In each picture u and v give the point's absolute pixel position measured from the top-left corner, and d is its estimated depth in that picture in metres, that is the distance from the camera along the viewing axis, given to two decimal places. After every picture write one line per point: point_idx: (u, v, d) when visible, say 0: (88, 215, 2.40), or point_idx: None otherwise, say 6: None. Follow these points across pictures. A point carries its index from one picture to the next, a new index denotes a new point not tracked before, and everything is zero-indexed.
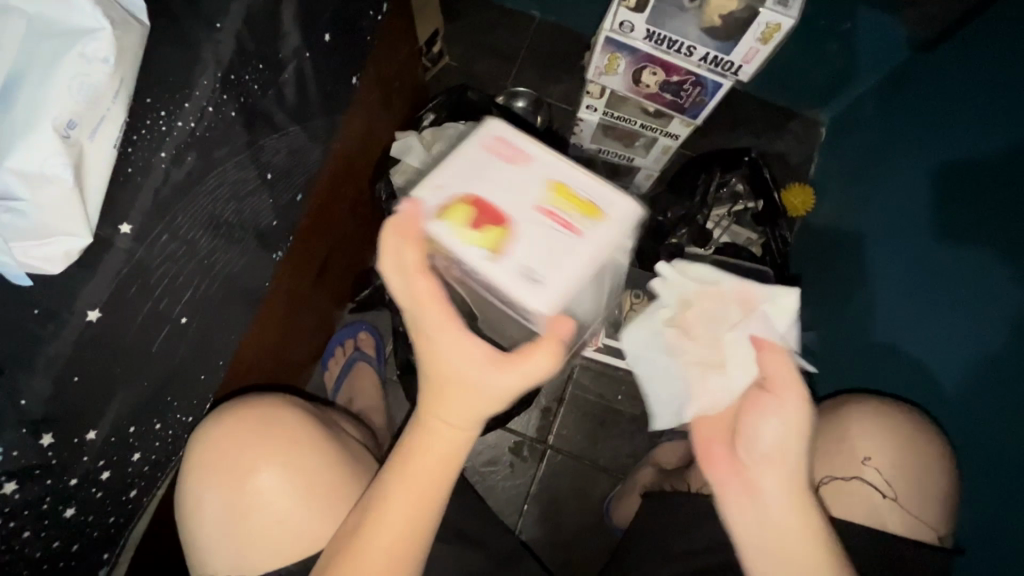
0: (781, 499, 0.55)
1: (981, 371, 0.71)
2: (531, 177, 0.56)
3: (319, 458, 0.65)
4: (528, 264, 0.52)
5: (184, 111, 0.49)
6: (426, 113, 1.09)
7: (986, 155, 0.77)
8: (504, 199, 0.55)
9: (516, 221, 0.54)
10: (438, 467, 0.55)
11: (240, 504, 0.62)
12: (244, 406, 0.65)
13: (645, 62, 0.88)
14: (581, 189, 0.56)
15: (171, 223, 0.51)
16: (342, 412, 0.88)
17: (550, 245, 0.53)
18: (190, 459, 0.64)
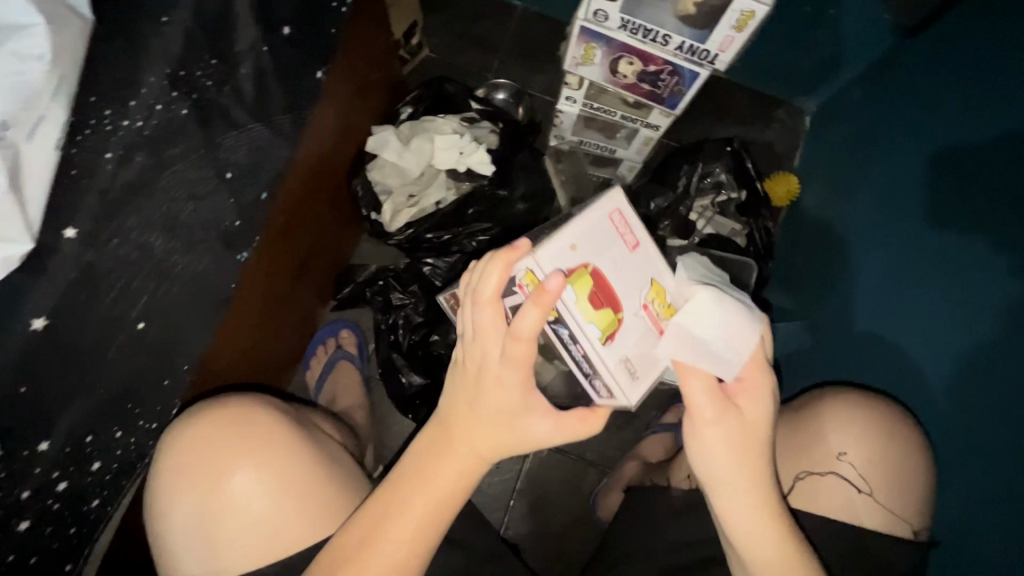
0: (732, 510, 0.57)
1: (965, 362, 0.70)
2: (650, 265, 0.59)
3: (294, 461, 0.62)
4: (627, 356, 0.56)
5: (129, 110, 0.50)
6: (403, 106, 1.07)
7: (971, 144, 0.76)
8: (623, 284, 0.56)
9: (625, 311, 0.56)
10: (450, 490, 0.57)
11: (213, 507, 0.59)
12: (217, 406, 0.62)
13: (621, 53, 0.87)
14: (681, 292, 0.59)
15: (122, 226, 0.50)
16: (318, 410, 0.85)
17: (643, 337, 0.57)
18: (158, 461, 0.60)
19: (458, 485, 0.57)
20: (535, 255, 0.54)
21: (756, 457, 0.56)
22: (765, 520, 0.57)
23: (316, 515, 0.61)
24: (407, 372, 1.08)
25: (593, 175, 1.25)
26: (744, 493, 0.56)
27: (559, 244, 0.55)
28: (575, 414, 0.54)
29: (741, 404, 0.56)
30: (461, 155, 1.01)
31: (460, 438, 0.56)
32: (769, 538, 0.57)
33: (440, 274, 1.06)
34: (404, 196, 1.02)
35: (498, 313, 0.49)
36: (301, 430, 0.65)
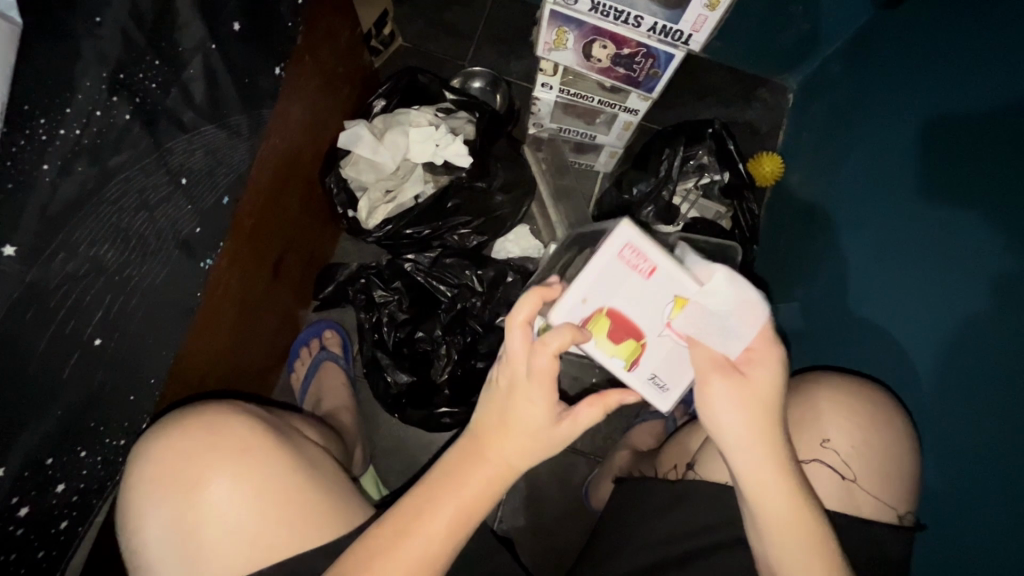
0: (746, 468, 0.56)
1: (956, 341, 0.68)
2: (670, 283, 0.61)
3: (279, 466, 0.61)
4: (656, 371, 0.64)
5: (66, 117, 0.47)
6: (377, 99, 1.03)
7: (961, 114, 0.74)
8: (642, 313, 0.62)
9: (648, 336, 0.62)
10: (478, 493, 0.55)
11: (194, 515, 0.58)
12: (196, 415, 0.61)
13: (594, 36, 0.84)
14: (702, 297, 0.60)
15: (68, 238, 0.48)
16: (300, 415, 0.83)
17: (669, 351, 0.63)
18: (140, 472, 0.59)
19: (486, 488, 0.55)
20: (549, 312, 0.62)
21: (770, 421, 0.56)
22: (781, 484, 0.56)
23: (305, 523, 0.60)
24: (393, 371, 1.05)
25: (574, 161, 1.23)
26: (757, 452, 0.56)
27: (571, 299, 0.62)
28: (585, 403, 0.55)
29: (748, 371, 0.57)
30: (437, 147, 0.97)
31: (488, 444, 0.54)
32: (785, 503, 0.56)
33: (422, 269, 1.05)
34: (380, 191, 1.00)
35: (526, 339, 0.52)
36: (284, 436, 0.64)
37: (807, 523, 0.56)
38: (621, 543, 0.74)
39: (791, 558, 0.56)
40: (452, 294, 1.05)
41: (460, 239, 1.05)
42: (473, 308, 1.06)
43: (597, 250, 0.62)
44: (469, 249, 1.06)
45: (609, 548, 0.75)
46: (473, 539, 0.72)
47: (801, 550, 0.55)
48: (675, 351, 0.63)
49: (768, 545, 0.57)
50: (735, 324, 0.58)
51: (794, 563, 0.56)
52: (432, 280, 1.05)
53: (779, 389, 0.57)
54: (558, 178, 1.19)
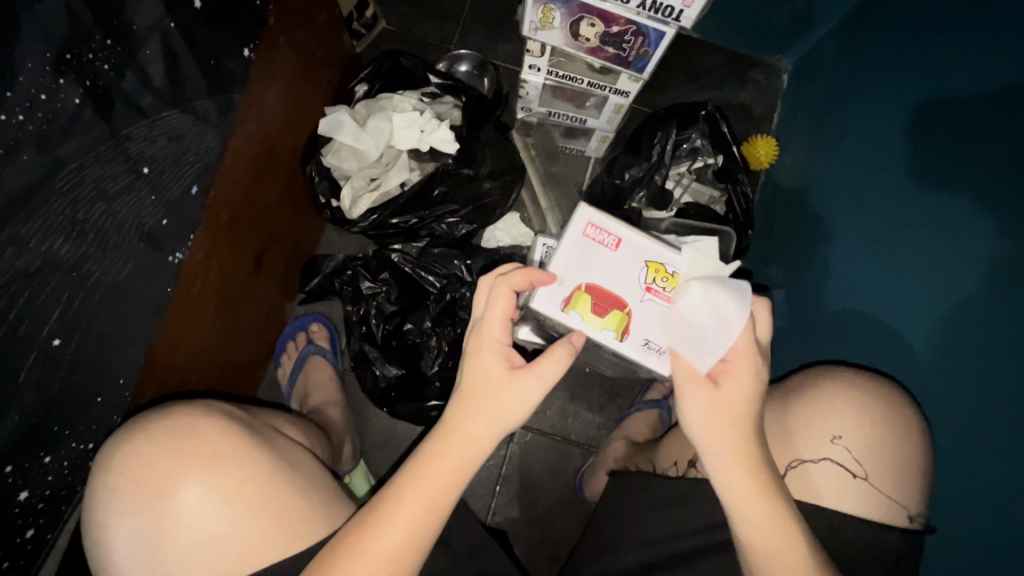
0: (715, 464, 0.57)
1: (947, 328, 0.67)
2: (639, 250, 0.64)
3: (251, 469, 0.58)
4: (649, 337, 0.62)
5: (9, 103, 0.43)
6: (359, 83, 1.00)
7: (956, 97, 0.72)
8: (620, 284, 0.63)
9: (631, 303, 0.62)
10: (450, 476, 0.55)
11: (161, 522, 0.55)
12: (166, 414, 0.59)
13: (582, 13, 0.81)
14: (673, 258, 0.63)
15: (19, 232, 0.45)
16: (281, 413, 0.81)
17: (656, 316, 0.62)
18: (104, 481, 0.56)
19: (458, 470, 0.55)
20: (534, 300, 0.62)
21: (737, 425, 0.57)
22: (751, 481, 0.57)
23: (277, 526, 0.57)
24: (382, 364, 1.02)
25: (564, 147, 1.19)
26: (727, 452, 0.57)
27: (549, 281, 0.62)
28: (547, 357, 0.55)
29: (722, 383, 0.57)
30: (422, 133, 0.94)
31: (459, 420, 0.55)
32: (748, 496, 0.57)
33: (409, 259, 1.02)
34: (364, 180, 0.96)
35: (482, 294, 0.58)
36: (258, 435, 0.62)
37: (774, 511, 0.56)
38: (616, 538, 0.72)
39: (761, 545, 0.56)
40: (441, 284, 1.02)
41: (447, 229, 1.01)
42: (463, 298, 1.03)
43: (562, 234, 0.63)
44: (458, 238, 1.03)
45: (604, 543, 0.73)
46: (463, 538, 0.70)
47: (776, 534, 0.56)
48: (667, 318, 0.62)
49: (738, 531, 0.57)
50: (716, 314, 0.58)
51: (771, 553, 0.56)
52: (419, 270, 1.02)
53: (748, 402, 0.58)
54: (547, 164, 1.18)
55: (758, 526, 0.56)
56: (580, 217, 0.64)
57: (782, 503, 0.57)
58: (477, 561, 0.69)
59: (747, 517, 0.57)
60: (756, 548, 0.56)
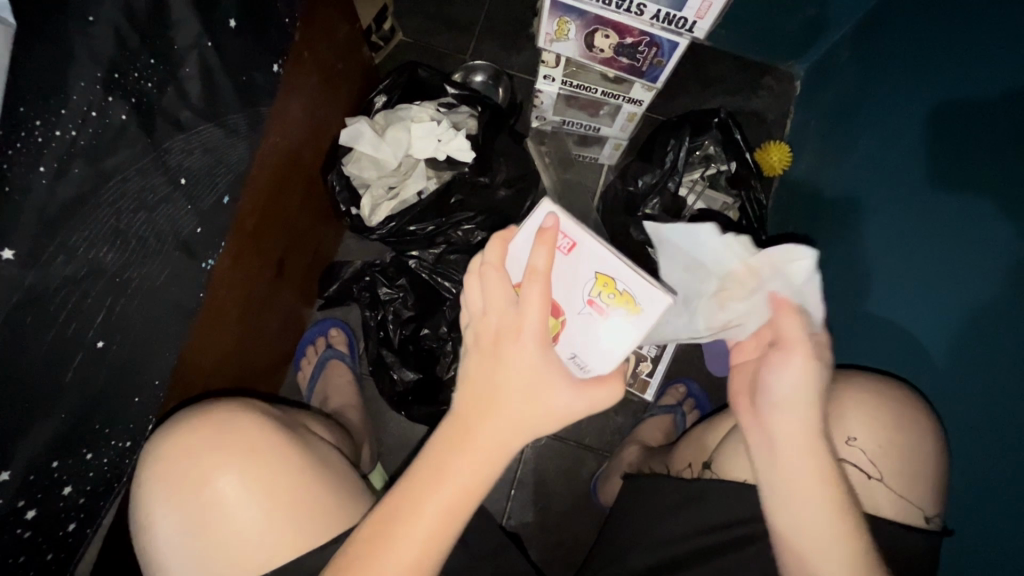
0: (797, 429, 0.58)
1: (967, 334, 0.67)
2: (592, 259, 0.54)
3: (287, 466, 0.60)
4: (576, 351, 0.56)
5: (61, 119, 0.46)
6: (377, 95, 1.03)
7: (966, 102, 0.72)
8: (559, 290, 0.56)
9: (567, 313, 0.56)
10: (469, 485, 0.51)
11: (199, 511, 0.58)
12: (208, 411, 0.61)
13: (597, 25, 0.82)
14: (627, 276, 0.54)
15: (67, 240, 0.48)
16: (307, 410, 0.83)
17: (591, 330, 0.56)
18: (149, 467, 0.59)
19: (480, 476, 0.51)
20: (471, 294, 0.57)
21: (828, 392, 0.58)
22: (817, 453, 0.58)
23: (303, 513, 0.59)
24: (399, 368, 1.05)
25: (577, 155, 1.22)
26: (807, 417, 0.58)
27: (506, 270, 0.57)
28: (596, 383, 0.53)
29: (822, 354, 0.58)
30: (439, 142, 0.96)
31: (479, 423, 0.51)
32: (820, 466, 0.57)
33: (426, 265, 1.04)
34: (382, 188, 0.99)
35: (482, 284, 0.53)
36: (290, 429, 0.64)
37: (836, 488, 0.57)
38: (634, 539, 0.73)
39: (818, 520, 0.57)
40: (456, 291, 1.03)
41: (463, 236, 1.02)
42: None
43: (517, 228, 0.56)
44: (474, 245, 1.03)
45: (620, 546, 0.74)
46: (481, 537, 0.71)
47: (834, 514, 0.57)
48: (601, 332, 0.56)
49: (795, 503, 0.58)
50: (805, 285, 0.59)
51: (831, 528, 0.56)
52: (436, 276, 1.04)
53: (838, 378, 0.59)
54: (562, 171, 1.18)
55: (800, 508, 0.58)
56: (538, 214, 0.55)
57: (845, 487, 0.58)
58: (495, 560, 0.70)
59: (812, 489, 0.57)
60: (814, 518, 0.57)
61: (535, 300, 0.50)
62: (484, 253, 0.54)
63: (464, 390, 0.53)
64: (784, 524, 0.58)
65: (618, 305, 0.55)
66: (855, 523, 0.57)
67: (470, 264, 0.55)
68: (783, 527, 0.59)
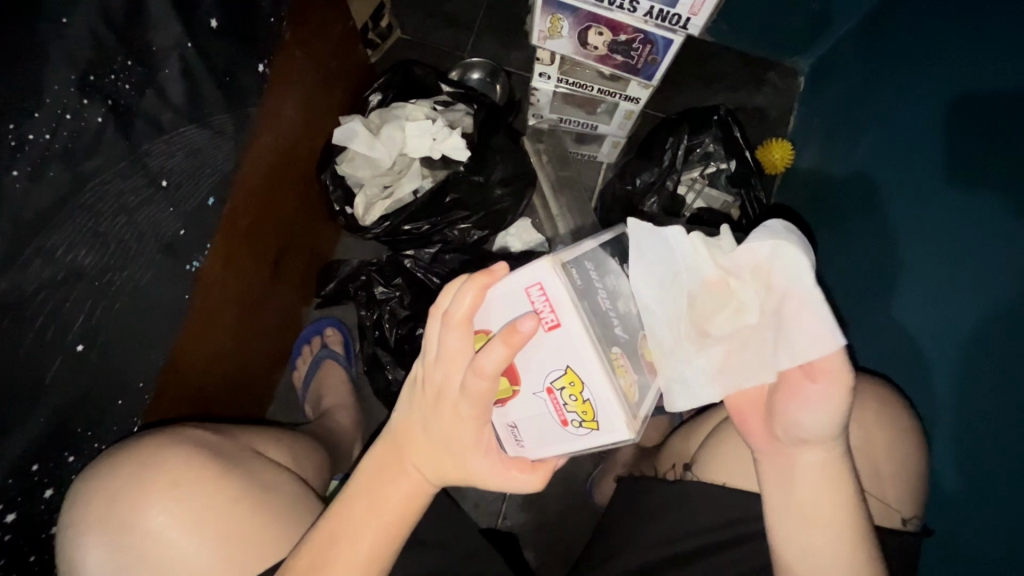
0: (821, 464, 0.52)
1: (970, 340, 0.65)
2: (567, 351, 0.44)
3: (219, 499, 0.59)
4: (516, 423, 0.49)
5: (34, 123, 0.46)
6: (372, 93, 1.02)
7: (972, 99, 0.70)
8: (526, 361, 0.47)
9: (523, 387, 0.48)
10: (402, 511, 0.53)
11: (127, 551, 0.56)
12: (128, 451, 0.59)
13: (590, 22, 0.81)
14: (599, 387, 0.44)
15: (43, 244, 0.48)
16: (265, 428, 0.77)
17: (538, 416, 0.48)
18: (71, 508, 0.57)
19: (411, 501, 0.53)
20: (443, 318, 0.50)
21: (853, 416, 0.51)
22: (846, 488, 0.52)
23: (239, 542, 0.59)
24: (394, 368, 1.04)
25: (575, 153, 1.21)
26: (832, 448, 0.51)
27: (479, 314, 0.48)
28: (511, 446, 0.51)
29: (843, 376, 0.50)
30: (434, 141, 0.95)
31: (410, 453, 0.52)
32: (837, 498, 0.52)
33: (422, 264, 1.04)
34: (377, 187, 0.97)
35: (443, 331, 0.46)
36: (230, 462, 0.62)
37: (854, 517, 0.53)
38: (623, 543, 0.72)
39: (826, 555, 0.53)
40: None
41: (460, 235, 1.02)
42: None
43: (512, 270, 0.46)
44: (470, 244, 1.04)
45: (610, 549, 0.74)
46: (466, 541, 0.70)
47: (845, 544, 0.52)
48: (545, 421, 0.48)
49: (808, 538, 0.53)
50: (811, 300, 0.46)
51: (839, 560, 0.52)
52: (430, 274, 1.04)
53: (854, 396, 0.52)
54: (559, 169, 1.17)
55: (817, 548, 0.53)
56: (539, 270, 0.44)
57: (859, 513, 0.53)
58: (481, 565, 0.69)
59: (824, 526, 0.52)
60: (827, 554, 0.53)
61: (480, 387, 0.44)
62: (460, 296, 0.45)
63: (397, 421, 0.53)
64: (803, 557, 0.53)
65: (572, 408, 0.46)
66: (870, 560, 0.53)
67: (442, 292, 0.47)
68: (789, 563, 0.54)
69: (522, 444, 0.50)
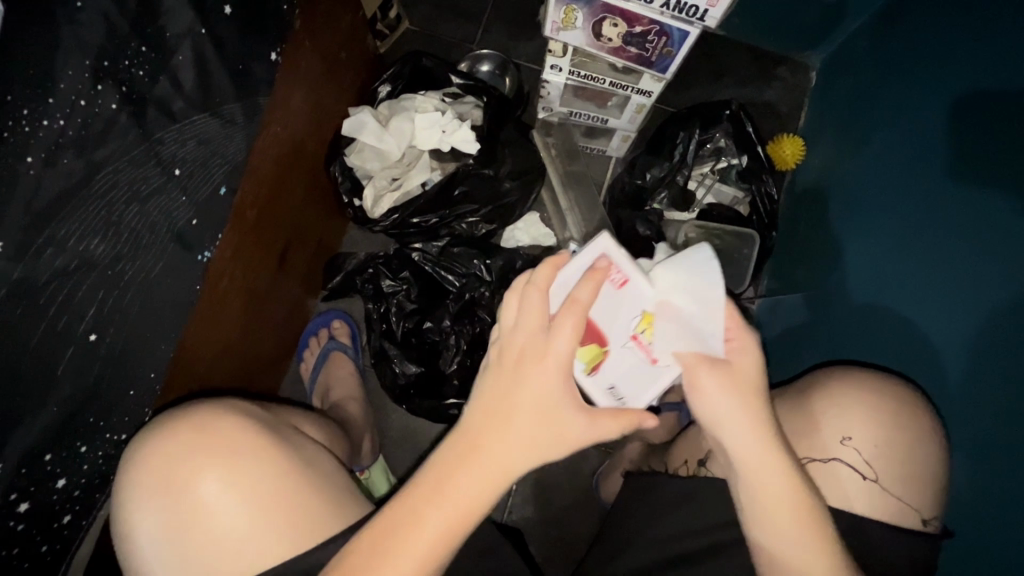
0: (742, 452, 0.56)
1: (981, 337, 0.64)
2: (638, 298, 0.55)
3: (270, 473, 0.59)
4: (615, 382, 0.57)
5: (49, 108, 0.45)
6: (381, 84, 1.01)
7: (989, 95, 0.69)
8: (610, 321, 0.56)
9: (611, 344, 0.56)
10: (468, 507, 0.49)
11: (182, 521, 0.57)
12: (190, 423, 0.60)
13: (605, 13, 0.80)
14: (670, 321, 0.55)
15: (57, 232, 0.47)
16: (300, 409, 0.80)
17: (633, 364, 0.57)
18: (126, 475, 0.59)
19: (479, 498, 0.49)
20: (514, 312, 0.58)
21: (755, 401, 0.55)
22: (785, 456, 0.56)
23: (288, 517, 0.58)
24: (401, 362, 1.03)
25: (586, 147, 1.19)
26: (747, 431, 0.55)
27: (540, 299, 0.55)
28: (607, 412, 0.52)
29: (732, 358, 0.56)
30: (443, 133, 0.95)
31: (485, 440, 0.50)
32: (779, 486, 0.55)
33: (430, 258, 1.03)
34: (386, 179, 0.97)
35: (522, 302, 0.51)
36: (277, 438, 0.62)
37: (801, 506, 0.55)
38: (630, 538, 0.72)
39: (783, 542, 0.55)
40: (460, 284, 1.03)
41: (467, 227, 1.03)
42: (482, 298, 1.02)
43: (571, 256, 0.55)
44: (478, 237, 1.04)
45: (615, 544, 0.73)
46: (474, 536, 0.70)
47: (795, 528, 0.55)
48: (639, 367, 0.57)
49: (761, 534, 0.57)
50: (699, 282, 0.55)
51: (796, 544, 0.55)
52: (439, 269, 1.03)
53: (759, 378, 0.56)
54: (567, 163, 1.17)
55: (772, 527, 0.56)
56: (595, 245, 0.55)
57: (811, 500, 0.56)
58: (489, 560, 0.69)
59: (776, 513, 0.55)
60: (783, 544, 0.56)
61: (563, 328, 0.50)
62: (534, 271, 0.52)
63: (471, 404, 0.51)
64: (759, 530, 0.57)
65: (651, 343, 0.56)
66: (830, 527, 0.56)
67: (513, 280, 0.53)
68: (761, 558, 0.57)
69: (624, 401, 0.58)
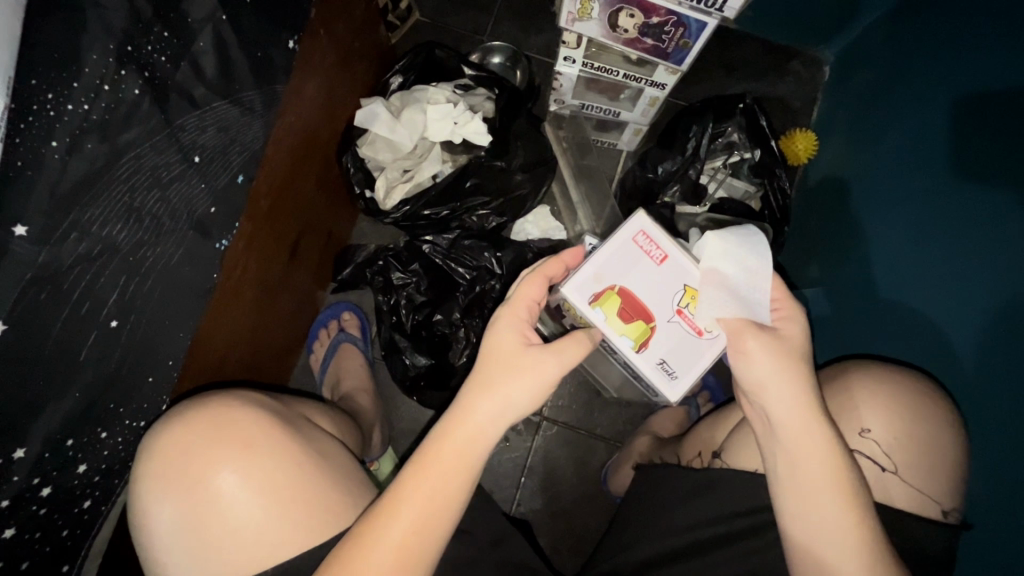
0: (784, 418, 0.58)
1: (994, 329, 0.64)
2: (681, 272, 0.64)
3: (284, 461, 0.60)
4: (664, 356, 0.64)
5: (73, 93, 0.46)
6: (394, 75, 1.01)
7: (1005, 88, 0.69)
8: (654, 296, 0.63)
9: (657, 319, 0.63)
10: (460, 467, 0.54)
11: (201, 509, 0.57)
12: (197, 412, 0.60)
13: (622, 4, 0.79)
14: (711, 293, 0.62)
15: (81, 217, 0.48)
16: (316, 401, 0.81)
17: (678, 337, 0.64)
18: (144, 467, 0.59)
19: (470, 458, 0.55)
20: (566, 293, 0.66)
21: (798, 369, 0.59)
22: (819, 428, 0.57)
23: (305, 502, 0.59)
24: (412, 354, 1.03)
25: (597, 140, 1.19)
26: (790, 396, 0.58)
27: (584, 274, 0.63)
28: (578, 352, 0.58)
29: (780, 327, 0.61)
30: (455, 125, 0.94)
31: (476, 404, 0.55)
32: (819, 456, 0.57)
33: (440, 251, 1.02)
34: (397, 171, 0.97)
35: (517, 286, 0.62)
36: (292, 427, 0.63)
37: (841, 481, 0.56)
38: (643, 530, 0.71)
39: (817, 519, 0.56)
40: (470, 276, 1.02)
41: (478, 220, 1.02)
42: (492, 290, 1.02)
43: (612, 234, 0.64)
44: (489, 230, 1.03)
45: (628, 535, 0.73)
46: (488, 527, 0.70)
47: (834, 502, 0.56)
48: (685, 340, 0.64)
49: (796, 511, 0.57)
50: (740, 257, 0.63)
51: (833, 518, 0.55)
52: (450, 261, 1.03)
53: (802, 346, 0.60)
54: (579, 157, 1.17)
55: (807, 501, 0.56)
56: (634, 226, 0.65)
57: (850, 476, 0.57)
58: (503, 551, 0.69)
59: (813, 485, 0.56)
60: (818, 520, 0.56)
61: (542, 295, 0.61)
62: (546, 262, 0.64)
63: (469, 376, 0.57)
64: (793, 515, 0.57)
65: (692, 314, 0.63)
66: (864, 506, 0.56)
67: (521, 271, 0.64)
68: (793, 540, 0.57)
69: (674, 374, 0.64)
